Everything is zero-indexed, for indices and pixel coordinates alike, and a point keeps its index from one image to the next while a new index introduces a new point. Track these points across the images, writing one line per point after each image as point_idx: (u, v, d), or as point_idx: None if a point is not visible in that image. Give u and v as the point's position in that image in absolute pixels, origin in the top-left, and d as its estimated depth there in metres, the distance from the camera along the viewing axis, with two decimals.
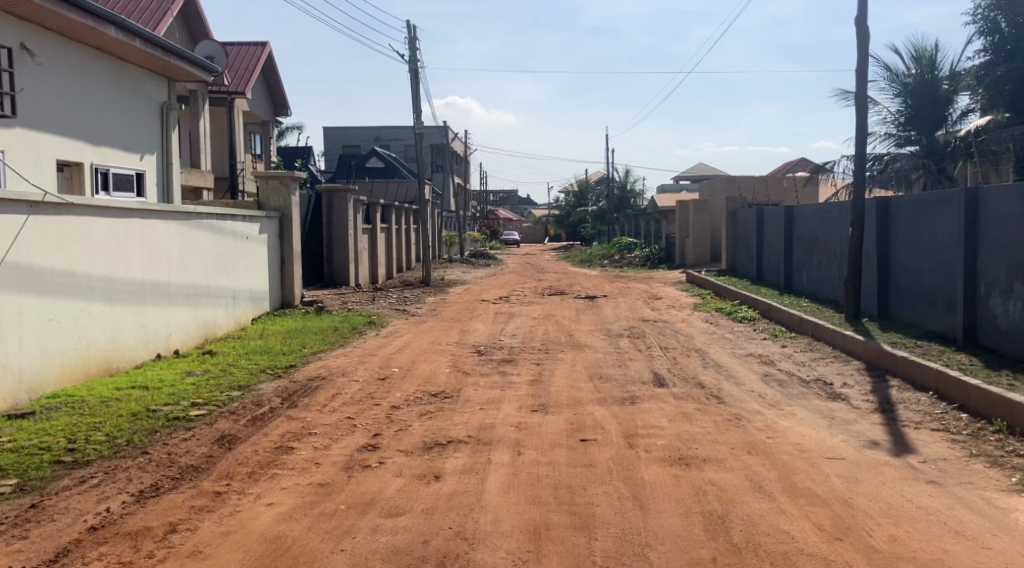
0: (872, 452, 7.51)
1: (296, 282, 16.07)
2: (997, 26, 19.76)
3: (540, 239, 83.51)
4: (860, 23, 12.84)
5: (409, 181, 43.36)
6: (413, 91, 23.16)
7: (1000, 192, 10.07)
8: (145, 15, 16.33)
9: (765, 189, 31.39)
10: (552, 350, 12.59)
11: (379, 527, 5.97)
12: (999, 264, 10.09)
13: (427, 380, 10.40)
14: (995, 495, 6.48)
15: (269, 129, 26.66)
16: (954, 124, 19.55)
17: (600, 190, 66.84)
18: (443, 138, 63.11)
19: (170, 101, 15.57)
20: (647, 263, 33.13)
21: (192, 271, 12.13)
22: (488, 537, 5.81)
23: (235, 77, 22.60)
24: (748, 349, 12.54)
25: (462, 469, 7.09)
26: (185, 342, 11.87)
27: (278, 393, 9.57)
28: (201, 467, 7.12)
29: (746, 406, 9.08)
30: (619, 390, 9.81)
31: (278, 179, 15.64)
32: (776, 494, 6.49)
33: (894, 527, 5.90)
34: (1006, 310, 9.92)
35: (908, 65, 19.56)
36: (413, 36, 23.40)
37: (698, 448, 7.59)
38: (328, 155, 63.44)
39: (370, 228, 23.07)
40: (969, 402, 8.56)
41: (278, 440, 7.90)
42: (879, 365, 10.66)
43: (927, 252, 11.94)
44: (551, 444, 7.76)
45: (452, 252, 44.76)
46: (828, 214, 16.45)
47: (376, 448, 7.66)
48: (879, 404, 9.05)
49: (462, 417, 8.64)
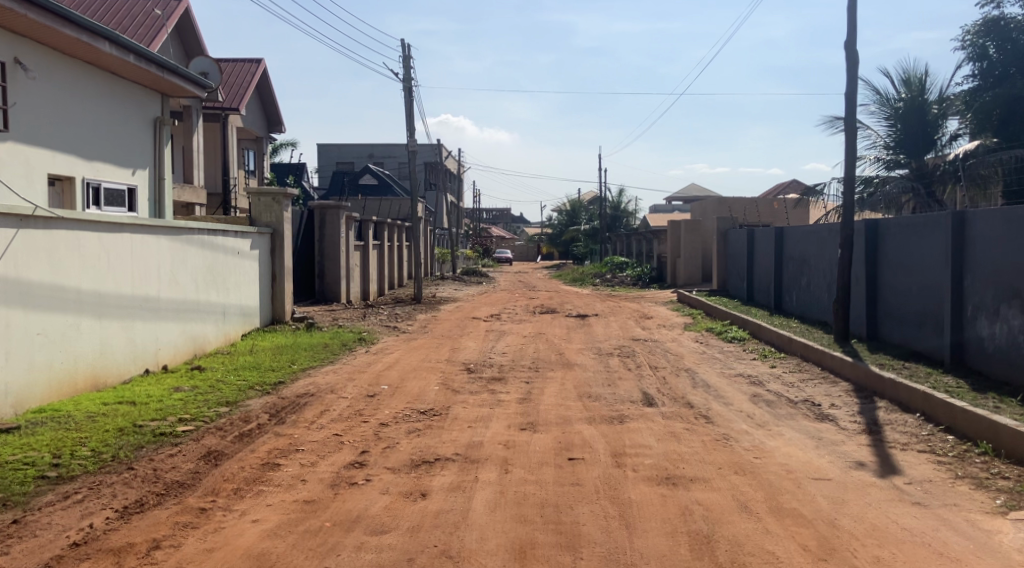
0: (859, 473, 7.54)
1: (287, 299, 16.03)
2: (985, 52, 19.38)
3: (533, 258, 83.82)
4: (848, 49, 12.96)
5: (403, 199, 43.68)
6: (406, 109, 23.24)
7: (987, 216, 10.19)
8: (139, 31, 16.39)
9: (756, 210, 31.88)
10: (543, 369, 12.59)
11: (364, 544, 5.96)
12: (985, 286, 10.18)
13: (415, 398, 10.39)
14: (980, 517, 6.49)
15: (263, 146, 26.79)
16: (944, 147, 19.72)
17: (592, 209, 67.44)
18: (437, 157, 63.77)
19: (163, 116, 15.58)
20: (638, 283, 33.39)
21: (181, 286, 12.09)
22: (474, 556, 5.80)
23: (229, 94, 22.70)
24: (738, 368, 12.61)
25: (450, 487, 7.09)
26: (174, 358, 11.83)
27: (266, 410, 9.55)
28: (187, 484, 7.08)
29: (734, 426, 9.10)
30: (608, 409, 9.82)
31: (270, 195, 15.64)
32: (762, 515, 6.50)
33: (879, 548, 5.92)
34: (992, 333, 10.00)
35: (899, 89, 19.81)
36: (407, 55, 23.50)
37: (685, 467, 7.61)
38: (322, 172, 63.86)
39: (362, 244, 23.10)
40: (956, 424, 8.57)
41: (266, 456, 7.88)
42: (866, 387, 10.66)
43: (915, 274, 12.02)
44: (538, 462, 7.76)
45: (446, 270, 44.82)
46: (819, 236, 16.48)
47: (363, 465, 7.66)
48: (866, 425, 9.08)
49: (450, 435, 8.65)
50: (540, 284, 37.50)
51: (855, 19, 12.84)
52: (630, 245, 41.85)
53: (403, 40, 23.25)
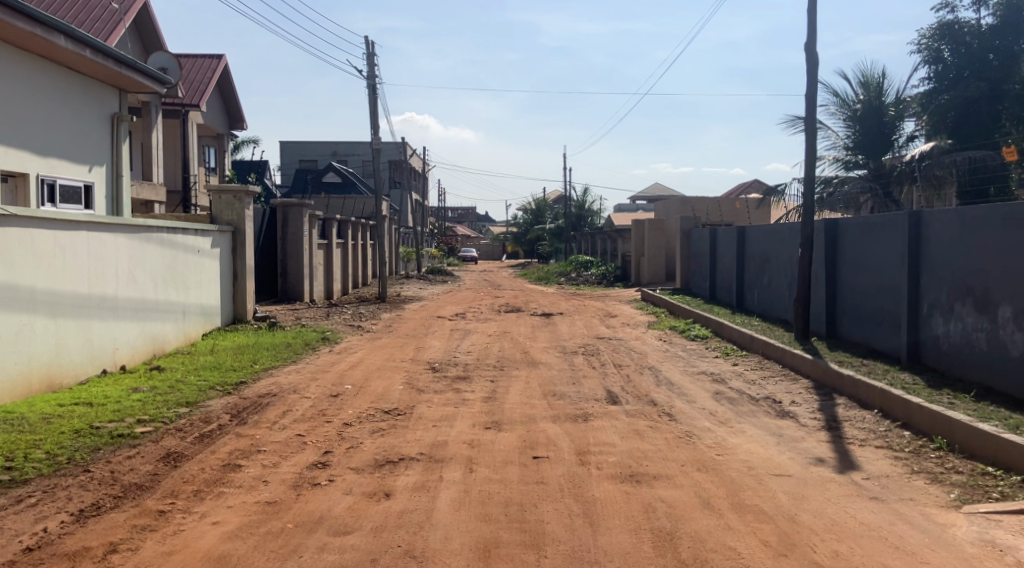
0: (818, 469, 7.63)
1: (249, 298, 15.85)
2: (939, 55, 19.67)
3: (498, 257, 83.77)
4: (809, 50, 13.13)
5: (367, 197, 43.47)
6: (371, 106, 23.09)
7: (942, 216, 10.38)
8: (96, 25, 16.14)
9: (718, 210, 32.20)
10: (508, 367, 12.58)
11: (326, 545, 5.91)
12: (940, 285, 10.37)
13: (380, 397, 10.33)
14: (935, 511, 6.61)
15: (224, 143, 26.47)
16: (901, 149, 20.01)
17: (557, 209, 67.60)
18: (401, 155, 63.58)
19: (121, 112, 15.34)
20: (602, 281, 33.54)
21: (140, 285, 11.91)
22: (438, 555, 5.78)
23: (188, 90, 22.39)
24: (701, 366, 12.70)
25: (414, 486, 7.06)
26: (132, 358, 11.63)
27: (227, 410, 9.44)
28: (145, 486, 6.98)
29: (697, 423, 9.17)
30: (572, 407, 9.86)
31: (231, 193, 15.44)
32: (724, 511, 6.56)
33: (837, 542, 6.00)
34: (947, 331, 10.19)
35: (857, 91, 20.09)
36: (371, 52, 23.36)
37: (649, 465, 7.64)
38: (284, 170, 63.28)
39: (326, 243, 22.91)
40: (912, 420, 8.72)
41: (226, 457, 7.79)
42: (826, 385, 10.81)
43: (873, 273, 12.20)
44: (502, 461, 7.76)
45: (410, 269, 44.57)
46: (779, 234, 16.67)
47: (326, 466, 7.59)
48: (825, 422, 9.20)
49: (415, 434, 8.62)
50: (506, 283, 36.14)
51: (815, 21, 13.00)
52: (594, 244, 41.96)
53: (367, 37, 23.12)
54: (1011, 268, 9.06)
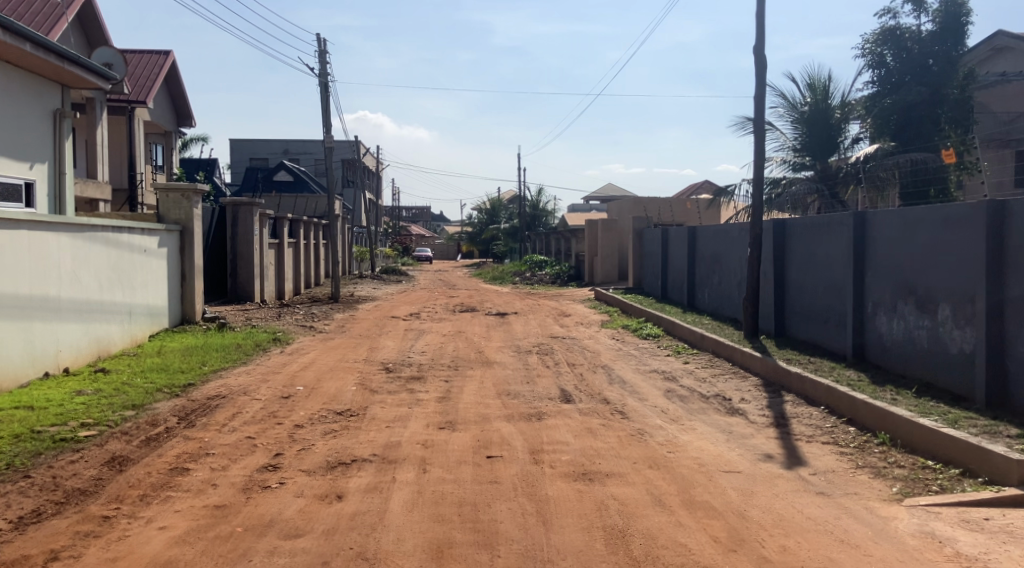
0: (766, 465, 7.74)
1: (197, 298, 15.59)
2: (882, 60, 20.13)
3: (453, 257, 83.58)
4: (757, 52, 13.32)
5: (319, 196, 43.05)
6: (323, 105, 22.87)
7: (885, 217, 10.60)
8: (38, 19, 15.75)
9: (670, 210, 32.53)
10: (462, 367, 12.55)
11: (276, 549, 5.84)
12: (884, 284, 10.60)
13: (332, 399, 10.23)
14: (878, 505, 6.75)
15: (172, 140, 26.00)
16: (846, 150, 20.45)
17: (511, 208, 67.66)
18: (354, 154, 63.09)
19: (64, 108, 14.98)
20: (557, 280, 33.64)
21: (84, 286, 11.64)
22: (390, 556, 5.75)
23: (135, 86, 21.96)
24: (653, 364, 12.82)
25: (366, 488, 7.00)
26: (77, 360, 11.36)
27: (175, 413, 9.27)
28: (89, 491, 6.83)
29: (648, 421, 9.25)
30: (526, 407, 9.87)
31: (179, 191, 15.18)
32: (675, 508, 6.63)
33: (785, 537, 6.10)
34: (890, 328, 10.42)
35: (804, 94, 20.42)
36: (323, 49, 23.13)
37: (601, 463, 7.68)
38: (234, 168, 62.39)
39: (278, 242, 22.62)
40: (856, 416, 8.90)
41: (174, 460, 7.65)
42: (774, 382, 10.98)
43: (820, 272, 12.43)
44: (456, 461, 7.74)
45: (363, 269, 44.24)
46: (729, 234, 16.89)
47: (277, 468, 7.50)
48: (773, 418, 9.35)
49: (368, 435, 8.55)
50: (463, 284, 35.84)
51: (763, 24, 13.20)
52: (548, 243, 42.07)
53: (319, 34, 22.87)
54: (949, 268, 9.29)
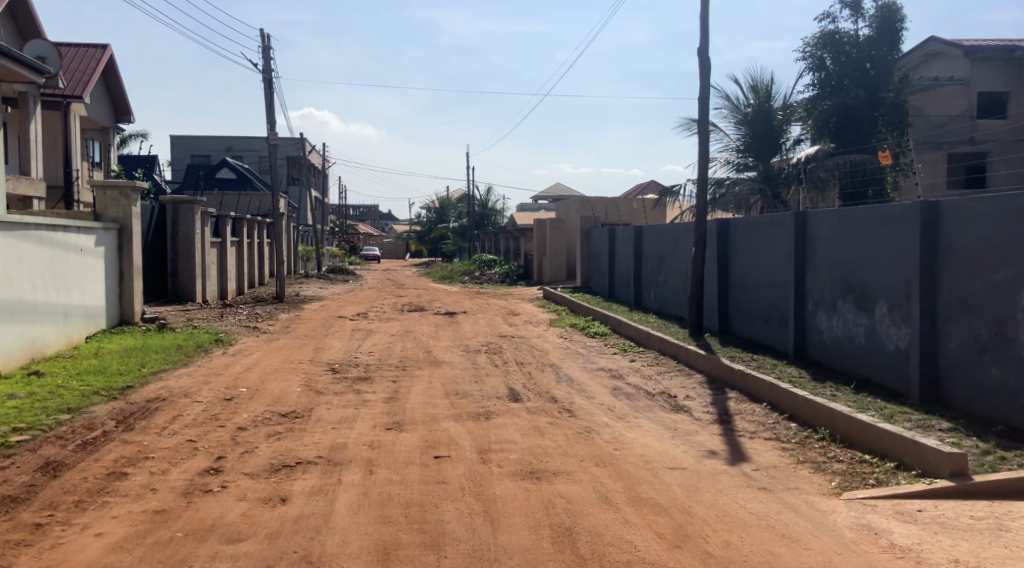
0: (711, 461, 7.83)
1: (136, 298, 15.24)
2: (822, 63, 20.42)
3: (401, 256, 83.08)
4: (701, 53, 13.47)
5: (263, 194, 42.41)
6: (267, 102, 22.52)
7: (825, 217, 10.80)
8: None
9: (617, 209, 32.76)
10: (409, 367, 12.47)
11: (218, 554, 5.73)
12: (824, 283, 10.80)
13: (276, 400, 10.08)
14: (818, 498, 6.88)
15: (110, 137, 25.37)
16: (788, 151, 20.80)
17: (460, 208, 67.49)
18: (299, 152, 62.31)
19: None
20: (505, 280, 33.63)
21: (16, 286, 11.28)
22: (335, 559, 5.68)
23: (71, 81, 21.40)
24: (599, 363, 12.89)
25: (310, 490, 6.91)
26: (9, 362, 11.00)
27: (113, 416, 9.04)
28: (21, 498, 6.61)
29: (595, 419, 9.29)
30: (474, 406, 9.84)
31: (117, 188, 14.83)
32: (621, 505, 6.66)
33: (729, 532, 6.17)
34: (830, 326, 10.63)
35: (747, 95, 20.68)
36: (267, 45, 22.75)
37: (548, 462, 7.69)
38: (176, 166, 61.13)
39: (221, 241, 22.23)
40: (797, 412, 9.06)
41: (111, 465, 7.46)
42: (718, 379, 11.12)
43: (762, 271, 12.62)
44: (403, 461, 7.68)
45: (309, 269, 43.72)
46: (675, 234, 17.05)
47: (218, 472, 7.36)
48: (717, 415, 9.46)
49: (313, 437, 8.44)
50: (410, 283, 34.87)
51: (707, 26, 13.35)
52: (497, 243, 42.06)
53: (263, 30, 22.51)
54: (886, 267, 9.50)
